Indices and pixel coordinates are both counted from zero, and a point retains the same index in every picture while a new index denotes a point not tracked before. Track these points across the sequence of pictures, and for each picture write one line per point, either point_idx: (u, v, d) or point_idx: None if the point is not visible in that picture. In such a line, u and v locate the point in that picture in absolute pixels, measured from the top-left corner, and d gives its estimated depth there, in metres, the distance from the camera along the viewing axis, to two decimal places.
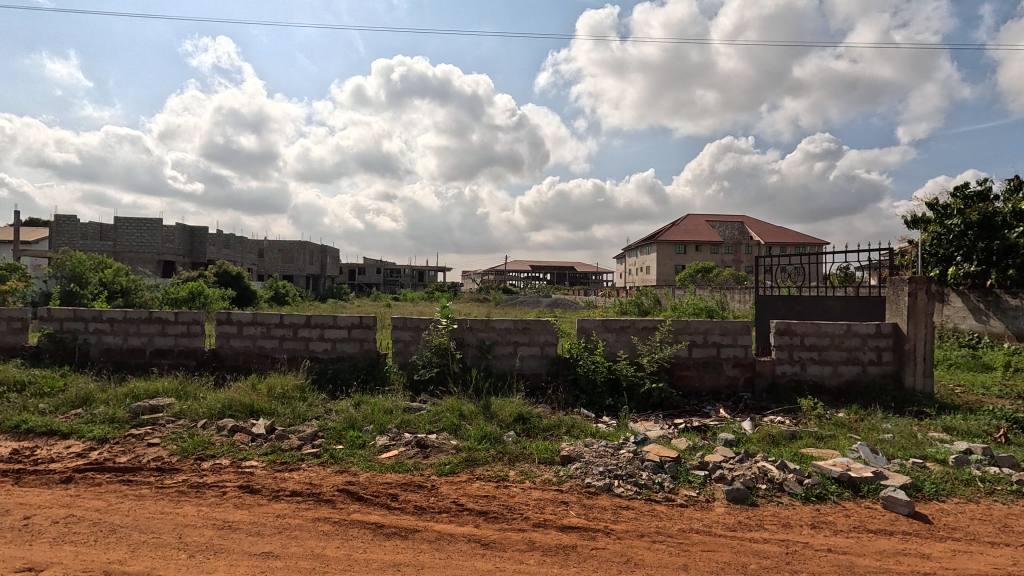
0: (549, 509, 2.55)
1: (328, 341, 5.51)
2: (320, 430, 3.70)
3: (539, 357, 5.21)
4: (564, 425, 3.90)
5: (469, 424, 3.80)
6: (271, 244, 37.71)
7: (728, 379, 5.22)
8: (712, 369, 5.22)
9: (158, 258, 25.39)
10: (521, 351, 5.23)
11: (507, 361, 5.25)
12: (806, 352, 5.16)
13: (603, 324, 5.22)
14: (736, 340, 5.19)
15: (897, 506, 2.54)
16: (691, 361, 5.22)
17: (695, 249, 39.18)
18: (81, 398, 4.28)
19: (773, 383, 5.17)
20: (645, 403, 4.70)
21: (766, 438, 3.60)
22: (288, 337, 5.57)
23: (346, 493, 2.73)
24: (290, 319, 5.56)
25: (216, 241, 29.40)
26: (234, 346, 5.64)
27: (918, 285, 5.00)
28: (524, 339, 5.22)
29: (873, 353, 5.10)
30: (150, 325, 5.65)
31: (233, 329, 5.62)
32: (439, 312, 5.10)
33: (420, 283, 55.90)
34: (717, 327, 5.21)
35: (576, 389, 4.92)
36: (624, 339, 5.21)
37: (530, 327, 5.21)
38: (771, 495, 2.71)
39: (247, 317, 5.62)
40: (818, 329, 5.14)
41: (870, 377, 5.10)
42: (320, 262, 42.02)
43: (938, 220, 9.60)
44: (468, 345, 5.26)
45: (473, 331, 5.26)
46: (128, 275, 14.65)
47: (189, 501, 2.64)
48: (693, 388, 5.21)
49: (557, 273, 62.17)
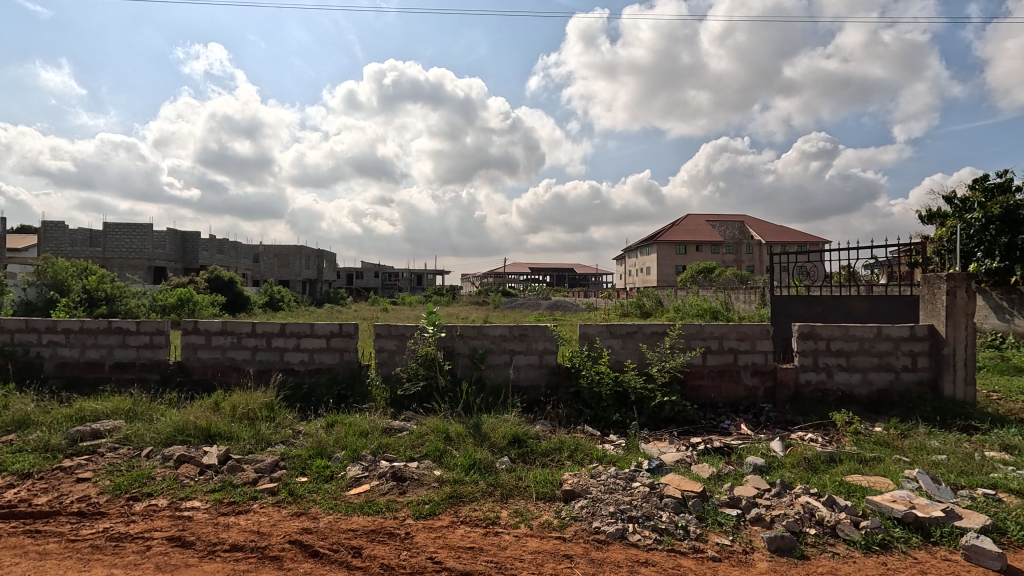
0: (550, 568, 2.05)
1: (305, 351, 5.03)
2: (282, 459, 3.17)
3: (538, 367, 4.71)
4: (566, 450, 3.41)
5: (457, 449, 3.29)
6: (266, 248, 37.23)
7: (746, 390, 4.71)
8: (728, 379, 4.72)
9: (149, 264, 24.83)
10: (517, 360, 4.73)
11: (501, 372, 4.74)
12: (833, 358, 4.67)
13: (607, 329, 4.72)
14: (754, 345, 4.71)
15: (984, 559, 2.04)
16: (706, 370, 4.72)
17: (695, 249, 38.74)
18: (16, 421, 3.76)
19: (796, 394, 4.66)
20: (657, 418, 4.19)
21: (802, 462, 3.10)
22: (261, 347, 5.08)
23: (298, 548, 2.22)
24: (263, 328, 5.07)
25: (209, 246, 28.88)
26: (201, 359, 5.12)
27: (957, 282, 4.50)
28: (521, 346, 4.72)
29: (907, 358, 4.62)
30: (110, 336, 5.14)
31: (201, 339, 5.11)
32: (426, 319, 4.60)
33: (419, 286, 55.37)
34: (733, 332, 4.72)
35: (579, 403, 4.40)
36: (631, 345, 4.72)
37: (527, 334, 4.71)
38: (822, 544, 2.20)
39: (216, 325, 5.11)
40: (845, 333, 4.66)
41: (904, 385, 4.61)
42: (316, 267, 41.55)
43: (957, 214, 9.07)
44: (459, 354, 4.76)
45: (464, 338, 4.76)
46: (113, 282, 14.12)
47: (101, 560, 2.13)
48: (707, 400, 4.70)
49: (556, 275, 61.76)
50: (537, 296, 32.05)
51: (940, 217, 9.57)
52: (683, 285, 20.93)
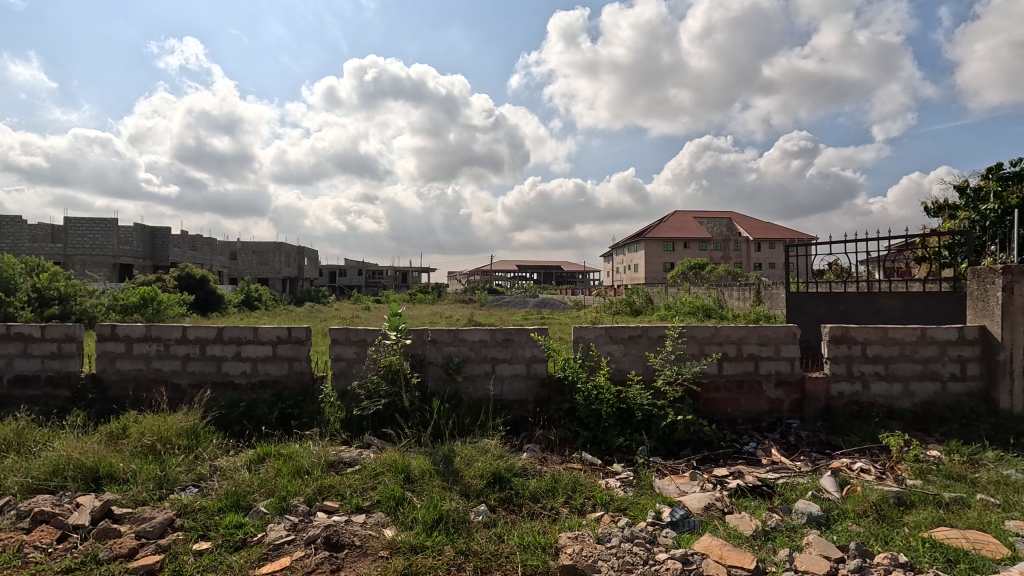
0: None
1: (247, 361, 4.22)
2: (182, 515, 2.36)
3: (524, 378, 3.99)
4: (561, 492, 2.65)
5: (419, 495, 2.51)
6: (243, 245, 35.98)
7: (769, 403, 4.02)
8: (748, 391, 4.02)
9: (115, 261, 23.52)
10: (500, 370, 4.00)
11: (482, 385, 4.01)
12: (869, 365, 4.00)
13: (606, 333, 3.99)
14: (778, 351, 4.02)
15: None
16: (722, 381, 4.01)
17: (683, 246, 38.34)
18: None
19: (828, 408, 3.98)
20: (669, 441, 3.47)
21: (869, 510, 2.38)
22: (193, 357, 4.25)
23: None
24: (196, 333, 4.24)
25: (181, 243, 27.59)
26: (121, 371, 4.26)
27: (1016, 276, 3.83)
28: (505, 354, 4.00)
29: (954, 365, 3.96)
30: (9, 343, 4.25)
31: (120, 347, 4.25)
32: (388, 323, 3.79)
33: (404, 284, 54.35)
34: (754, 335, 4.02)
35: (575, 422, 3.66)
36: (635, 352, 3.99)
37: (511, 339, 3.98)
38: None
39: (138, 331, 4.26)
40: (883, 336, 3.99)
41: (951, 397, 3.95)
42: (296, 264, 40.30)
43: (970, 206, 8.47)
44: (431, 364, 4.01)
45: (436, 345, 4.02)
46: (69, 280, 13.05)
47: None
48: (725, 416, 3.99)
49: (542, 272, 61.17)
50: (525, 293, 31.39)
51: (949, 209, 9.04)
52: (674, 282, 20.40)
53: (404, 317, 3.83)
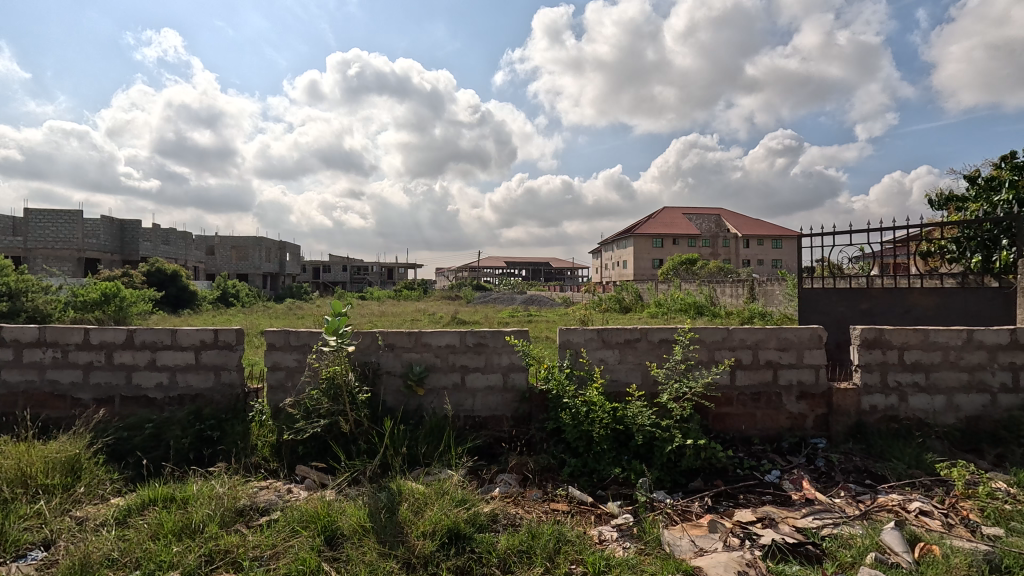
0: None
1: (163, 371, 3.48)
2: None
3: (500, 391, 3.34)
4: (541, 555, 1.96)
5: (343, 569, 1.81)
6: (222, 240, 34.86)
7: (789, 419, 3.40)
8: (765, 405, 3.40)
9: (80, 256, 22.33)
10: (471, 381, 3.34)
11: (450, 400, 3.34)
12: (906, 374, 3.39)
13: (598, 336, 3.34)
14: (800, 358, 3.41)
15: None
16: (736, 393, 3.39)
17: (671, 242, 37.92)
18: None
19: (859, 425, 3.37)
20: (675, 471, 2.83)
21: None
22: (96, 366, 3.49)
23: None
24: (100, 337, 3.48)
25: (153, 237, 26.39)
26: (8, 383, 3.49)
27: None
28: (477, 362, 3.34)
29: (1005, 374, 3.35)
30: None
31: (6, 355, 3.48)
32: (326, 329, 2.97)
33: (389, 281, 53.41)
34: (772, 338, 3.40)
35: (560, 447, 3.01)
36: (632, 360, 3.34)
37: (485, 343, 3.33)
38: None
39: (29, 334, 3.49)
40: (923, 339, 3.38)
41: (1002, 412, 3.34)
42: (277, 259, 39.18)
43: (981, 197, 7.92)
44: (388, 374, 3.34)
45: (394, 351, 3.35)
46: (20, 274, 12.07)
47: None
48: (738, 435, 3.36)
49: (530, 269, 60.63)
50: (513, 289, 30.81)
51: (956, 201, 8.51)
52: (665, 279, 19.89)
53: (346, 317, 3.06)
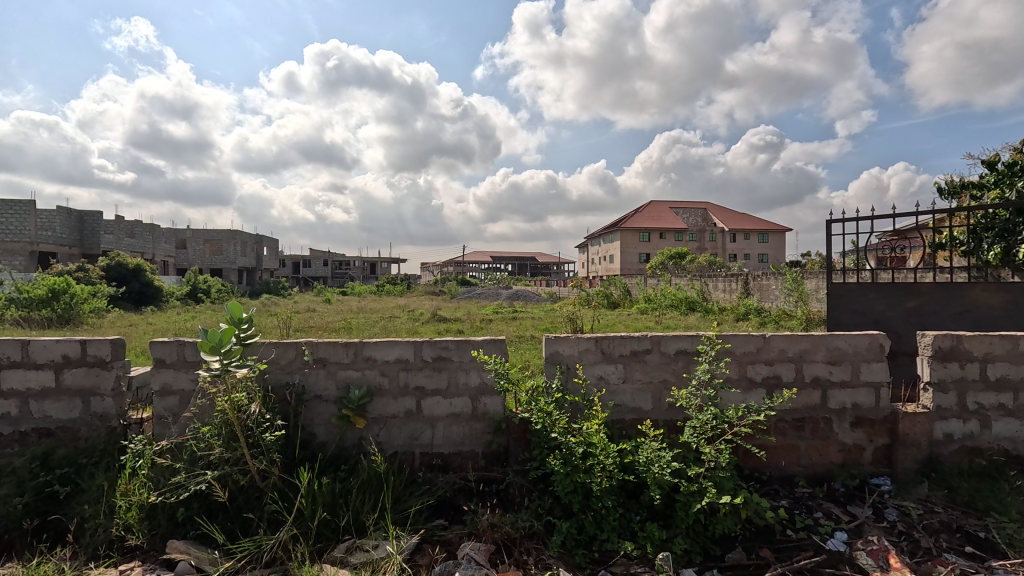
0: None
1: (10, 396, 2.55)
2: None
3: (466, 420, 2.50)
4: None
5: None
6: (194, 233, 33.37)
7: (842, 452, 2.63)
8: (812, 435, 2.62)
9: (34, 248, 20.78)
10: (429, 407, 2.50)
11: (400, 433, 2.50)
12: (989, 394, 2.63)
13: (596, 347, 2.51)
14: (857, 373, 2.62)
15: None
16: (774, 421, 2.61)
17: (657, 236, 37.41)
18: None
19: (931, 460, 2.61)
20: (707, 539, 2.03)
21: None
22: None
23: None
24: None
25: (116, 230, 24.93)
26: None
27: None
28: (437, 383, 2.50)
29: None
30: None
31: None
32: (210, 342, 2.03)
33: (372, 275, 52.17)
34: (823, 348, 2.61)
35: (547, 502, 2.19)
36: (640, 378, 2.53)
37: (447, 358, 2.49)
38: None
39: None
40: (1013, 349, 2.62)
41: None
42: (253, 253, 37.76)
43: (1001, 183, 7.29)
44: (316, 398, 2.48)
45: (324, 368, 2.49)
46: None
47: None
48: (776, 473, 2.59)
49: (515, 263, 59.87)
50: (498, 283, 30.00)
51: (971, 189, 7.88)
52: (654, 272, 19.29)
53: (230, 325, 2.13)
